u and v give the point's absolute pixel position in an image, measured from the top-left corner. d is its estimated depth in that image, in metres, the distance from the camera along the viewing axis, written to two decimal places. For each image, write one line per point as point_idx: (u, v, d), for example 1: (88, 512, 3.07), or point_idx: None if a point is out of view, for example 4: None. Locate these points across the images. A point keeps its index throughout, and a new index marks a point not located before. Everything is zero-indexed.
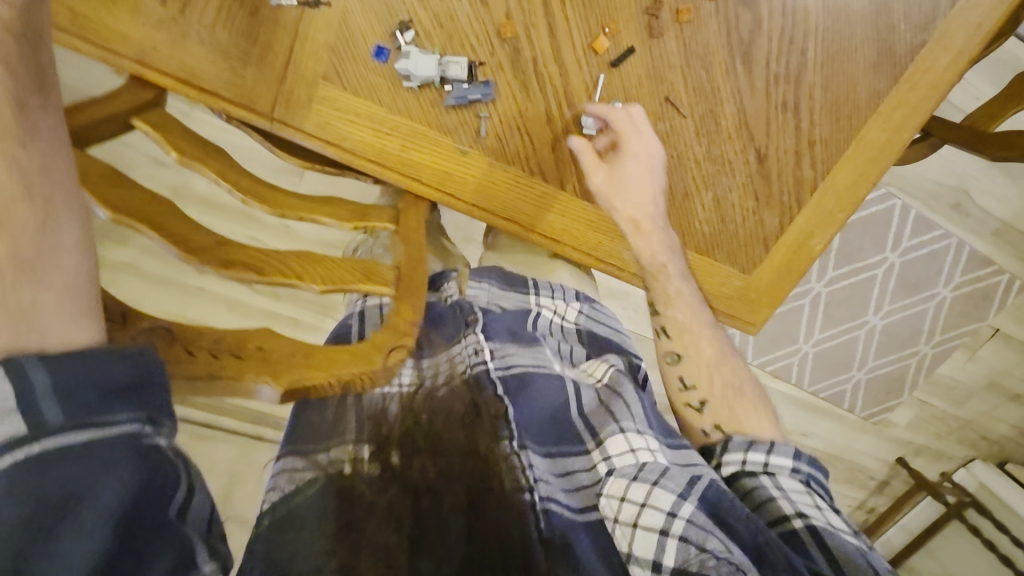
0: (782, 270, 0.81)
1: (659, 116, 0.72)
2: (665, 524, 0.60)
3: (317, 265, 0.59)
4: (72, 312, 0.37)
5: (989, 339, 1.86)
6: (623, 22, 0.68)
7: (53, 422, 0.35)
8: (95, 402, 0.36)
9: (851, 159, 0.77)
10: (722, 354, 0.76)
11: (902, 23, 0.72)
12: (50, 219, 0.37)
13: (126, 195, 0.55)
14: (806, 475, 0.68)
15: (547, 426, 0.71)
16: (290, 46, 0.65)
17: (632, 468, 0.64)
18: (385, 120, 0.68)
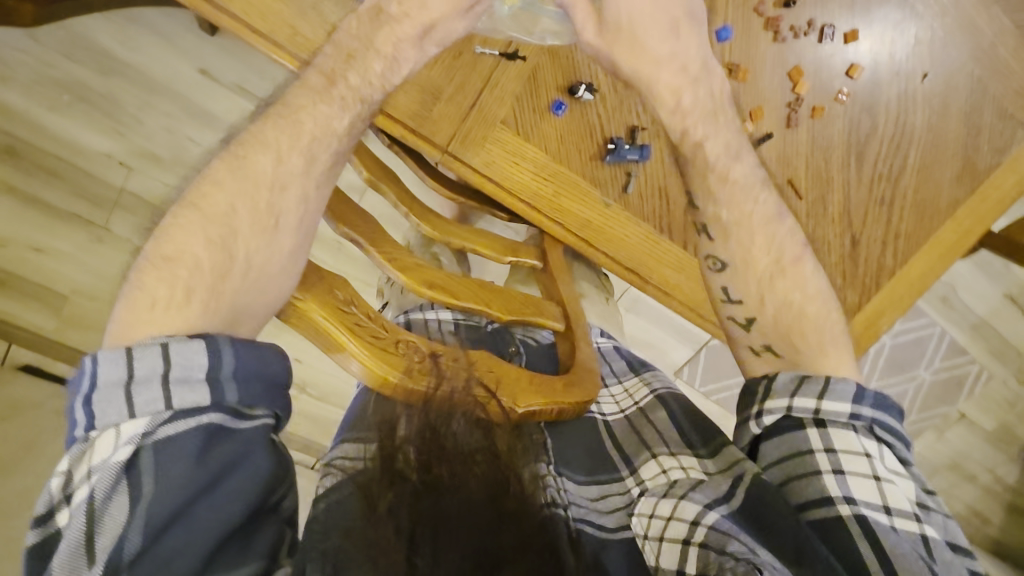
0: (853, 345, 0.85)
1: (779, 194, 0.80)
2: (687, 533, 0.58)
3: (499, 297, 0.65)
4: (258, 320, 0.53)
5: (958, 424, 1.98)
6: (767, 110, 0.77)
7: (228, 400, 0.48)
8: (258, 394, 0.50)
9: (927, 253, 0.85)
10: (822, 319, 0.68)
11: (986, 146, 0.83)
12: (284, 260, 0.54)
13: (341, 207, 0.60)
14: (869, 420, 0.63)
15: (587, 455, 0.70)
16: (481, 89, 0.71)
17: (662, 486, 0.64)
18: (546, 166, 0.74)
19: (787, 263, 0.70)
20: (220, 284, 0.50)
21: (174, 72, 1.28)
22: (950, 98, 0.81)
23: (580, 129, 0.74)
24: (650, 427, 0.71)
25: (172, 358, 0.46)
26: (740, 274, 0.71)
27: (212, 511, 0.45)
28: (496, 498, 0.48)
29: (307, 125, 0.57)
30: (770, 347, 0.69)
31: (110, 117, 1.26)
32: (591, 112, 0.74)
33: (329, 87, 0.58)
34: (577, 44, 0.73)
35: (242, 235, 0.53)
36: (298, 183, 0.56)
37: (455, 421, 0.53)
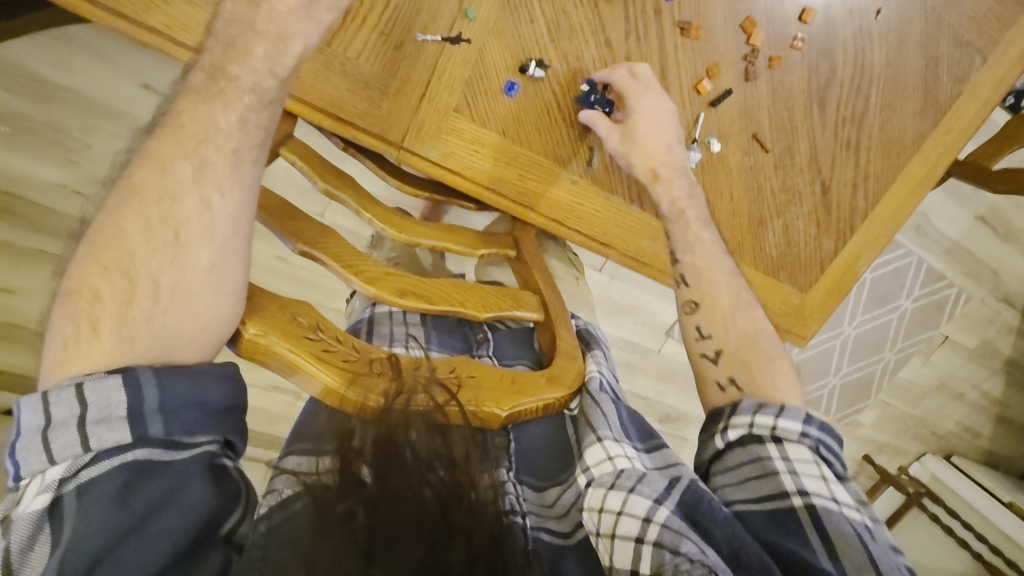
0: (832, 290, 0.86)
1: (746, 150, 0.79)
2: (639, 531, 0.54)
3: (473, 295, 0.64)
4: (198, 344, 0.46)
5: (942, 346, 2.02)
6: (724, 67, 0.75)
7: (155, 434, 0.41)
8: (195, 423, 0.43)
9: (896, 192, 0.84)
10: (740, 304, 0.73)
11: (945, 77, 0.82)
12: (205, 277, 0.46)
13: (300, 225, 0.59)
14: (817, 439, 0.63)
15: (547, 455, 0.66)
16: (428, 79, 0.68)
17: (609, 476, 0.58)
18: (506, 150, 0.72)
19: (745, 304, 0.73)
20: (127, 310, 0.43)
21: (109, 90, 1.22)
22: (907, 32, 0.80)
23: (536, 108, 0.72)
24: (596, 410, 0.65)
25: (84, 398, 0.40)
26: (711, 313, 0.73)
27: (141, 554, 0.38)
28: (460, 502, 0.46)
29: (188, 127, 0.48)
30: (735, 382, 0.68)
31: (55, 145, 1.20)
32: (544, 89, 0.71)
33: (209, 83, 0.49)
34: (521, 19, 0.69)
35: (140, 254, 0.45)
36: (194, 188, 0.47)
37: (400, 450, 0.48)
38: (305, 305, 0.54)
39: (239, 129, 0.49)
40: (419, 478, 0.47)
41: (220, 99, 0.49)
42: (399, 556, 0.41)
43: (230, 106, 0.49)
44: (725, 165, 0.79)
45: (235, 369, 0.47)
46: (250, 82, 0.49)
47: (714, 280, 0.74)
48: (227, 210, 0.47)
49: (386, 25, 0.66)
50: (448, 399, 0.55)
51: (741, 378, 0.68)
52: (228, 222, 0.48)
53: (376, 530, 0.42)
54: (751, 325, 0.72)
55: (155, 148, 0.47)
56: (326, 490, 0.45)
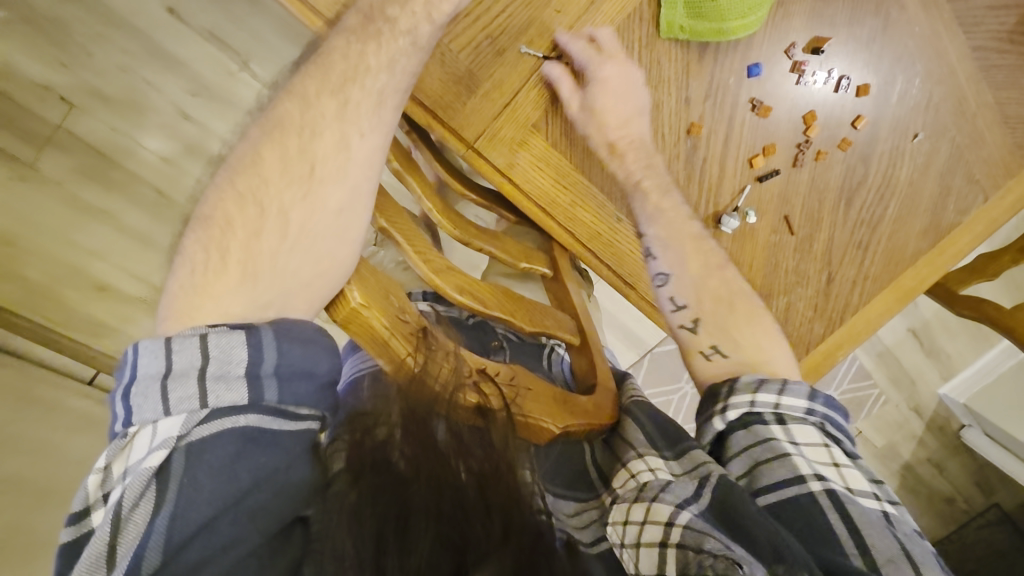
0: (810, 370, 0.91)
1: (774, 227, 0.85)
2: (662, 535, 0.59)
3: (524, 307, 0.66)
4: (310, 295, 0.50)
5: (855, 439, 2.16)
6: (778, 147, 0.81)
7: (269, 401, 0.46)
8: (303, 394, 0.48)
9: (886, 295, 0.93)
10: (722, 275, 0.75)
11: (951, 207, 0.91)
12: (331, 222, 0.52)
13: (382, 202, 0.58)
14: (822, 416, 0.66)
15: (563, 468, 0.73)
16: (518, 90, 0.70)
17: (633, 492, 0.65)
18: (567, 174, 0.74)
19: (714, 267, 0.75)
20: (255, 242, 0.49)
21: (139, 6, 1.13)
22: (932, 160, 0.88)
23: (605, 142, 0.74)
24: (621, 446, 0.72)
25: (211, 352, 0.44)
26: (681, 281, 0.75)
27: (238, 528, 0.42)
28: (485, 492, 0.47)
29: (338, 65, 0.54)
30: (718, 348, 0.71)
31: (57, 46, 1.11)
32: (621, 126, 0.75)
33: (367, 24, 0.56)
34: (617, 58, 0.72)
35: (273, 185, 0.50)
36: (335, 127, 0.53)
37: (435, 425, 0.50)
38: (396, 287, 0.55)
39: (386, 70, 0.55)
40: (442, 461, 0.47)
41: (376, 39, 0.55)
42: (414, 534, 0.43)
43: (383, 47, 0.55)
44: (753, 237, 0.84)
45: (333, 342, 0.51)
46: (405, 25, 0.56)
47: (683, 244, 0.75)
48: (360, 158, 0.53)
49: (495, 28, 0.68)
50: (494, 392, 0.57)
51: (723, 346, 0.71)
52: (359, 168, 0.53)
53: (393, 514, 0.44)
54: (725, 291, 0.75)
55: (302, 83, 0.54)
56: (351, 464, 0.46)
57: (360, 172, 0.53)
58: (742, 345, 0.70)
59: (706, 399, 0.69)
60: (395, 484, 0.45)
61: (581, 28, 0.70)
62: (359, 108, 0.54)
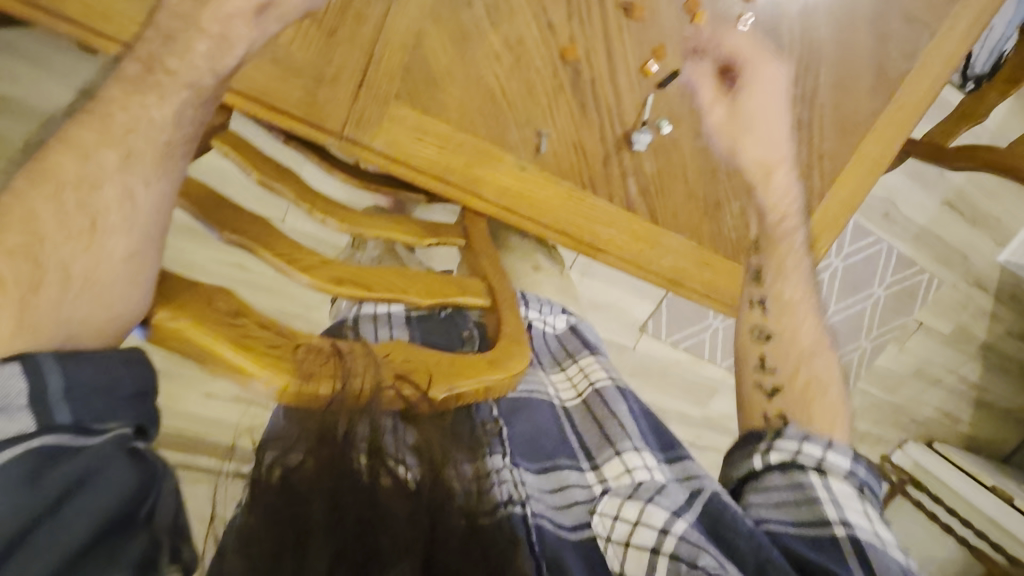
0: None
1: (696, 132, 0.80)
2: (655, 542, 0.63)
3: (418, 280, 0.61)
4: (110, 324, 0.45)
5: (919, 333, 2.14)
6: (670, 48, 0.74)
7: (60, 422, 0.40)
8: (105, 409, 0.42)
9: (852, 171, 0.87)
10: (817, 347, 0.73)
11: (895, 54, 0.82)
12: (120, 269, 0.46)
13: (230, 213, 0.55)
14: (862, 478, 0.66)
15: (545, 441, 0.76)
16: (364, 66, 0.65)
17: (627, 488, 0.69)
18: (452, 138, 0.71)
19: (808, 356, 0.72)
20: (27, 298, 0.41)
21: None
22: (853, 10, 0.79)
23: (478, 93, 0.70)
24: (613, 427, 0.76)
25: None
26: (786, 344, 0.73)
27: (58, 539, 0.37)
28: (410, 504, 0.47)
29: (118, 117, 0.48)
30: (785, 417, 0.69)
31: None
32: (487, 73, 0.69)
33: (146, 74, 0.49)
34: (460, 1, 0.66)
35: (47, 241, 0.43)
36: (117, 176, 0.47)
37: (367, 453, 0.49)
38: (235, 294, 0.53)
39: (171, 123, 0.49)
40: (355, 476, 0.47)
41: (155, 91, 0.49)
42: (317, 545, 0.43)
43: (166, 99, 0.49)
44: (677, 147, 0.80)
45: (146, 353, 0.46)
46: (188, 77, 0.50)
47: (795, 312, 0.75)
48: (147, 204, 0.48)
49: (316, 9, 0.63)
50: (414, 393, 0.55)
51: (795, 416, 0.69)
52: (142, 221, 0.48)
53: (290, 530, 0.43)
54: (822, 372, 0.72)
55: (77, 133, 0.47)
56: (254, 486, 0.46)
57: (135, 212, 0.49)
58: (811, 415, 0.69)
59: (748, 441, 0.70)
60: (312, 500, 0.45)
61: None
62: (144, 156, 0.48)
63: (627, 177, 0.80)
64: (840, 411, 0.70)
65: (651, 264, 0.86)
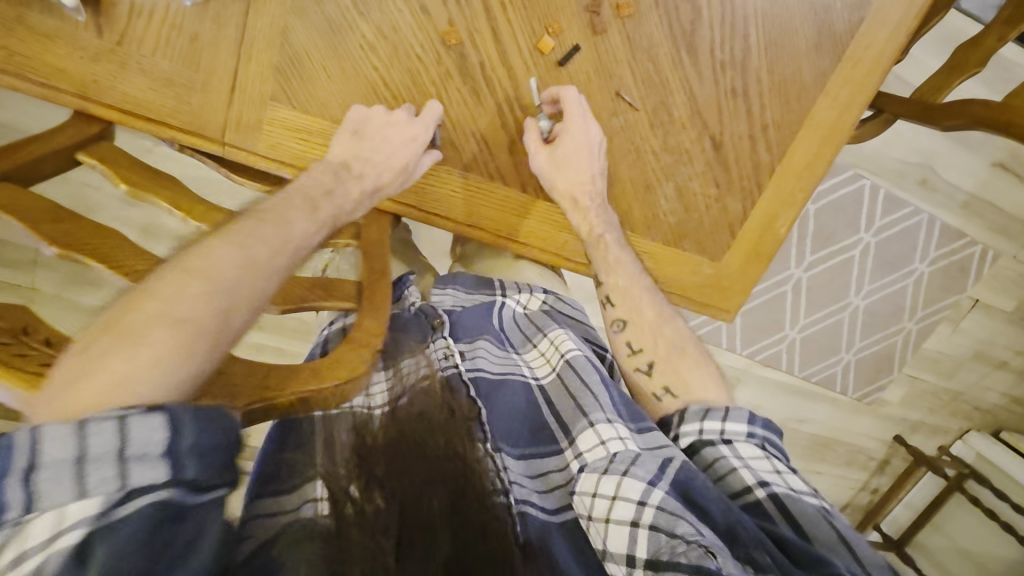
0: (750, 255, 0.83)
1: (612, 110, 0.73)
2: (634, 514, 0.62)
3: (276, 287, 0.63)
4: None
5: (972, 310, 1.94)
6: (565, 20, 0.68)
7: (163, 479, 0.43)
8: (212, 465, 0.46)
9: (803, 140, 0.78)
10: (665, 319, 0.80)
11: (838, 3, 0.73)
12: None
13: (69, 228, 0.53)
14: (763, 436, 0.74)
15: (523, 422, 0.78)
16: (234, 70, 0.64)
17: (603, 461, 0.68)
18: (339, 135, 0.68)
19: (667, 317, 0.80)
20: None
21: None
22: None
23: (359, 87, 0.67)
24: (586, 395, 0.74)
25: (88, 439, 0.40)
26: (639, 327, 0.80)
27: None
28: (427, 518, 0.55)
29: None
30: (669, 391, 0.78)
31: None
32: (363, 63, 0.66)
33: None
34: None
35: None
36: None
37: (371, 466, 0.65)
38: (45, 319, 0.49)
39: None
40: None
41: None
42: None
43: None
44: (590, 128, 0.73)
45: None
46: None
47: (638, 297, 0.79)
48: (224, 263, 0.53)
49: (174, 16, 0.61)
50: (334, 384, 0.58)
51: (674, 387, 0.78)
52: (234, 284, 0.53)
53: None
54: (679, 341, 0.81)
55: None
56: (242, 491, 0.48)
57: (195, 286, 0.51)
58: (687, 382, 0.78)
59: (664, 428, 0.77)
60: (352, 514, 0.60)
61: None
62: None
63: None
64: (714, 377, 0.79)
65: (577, 256, 0.80)
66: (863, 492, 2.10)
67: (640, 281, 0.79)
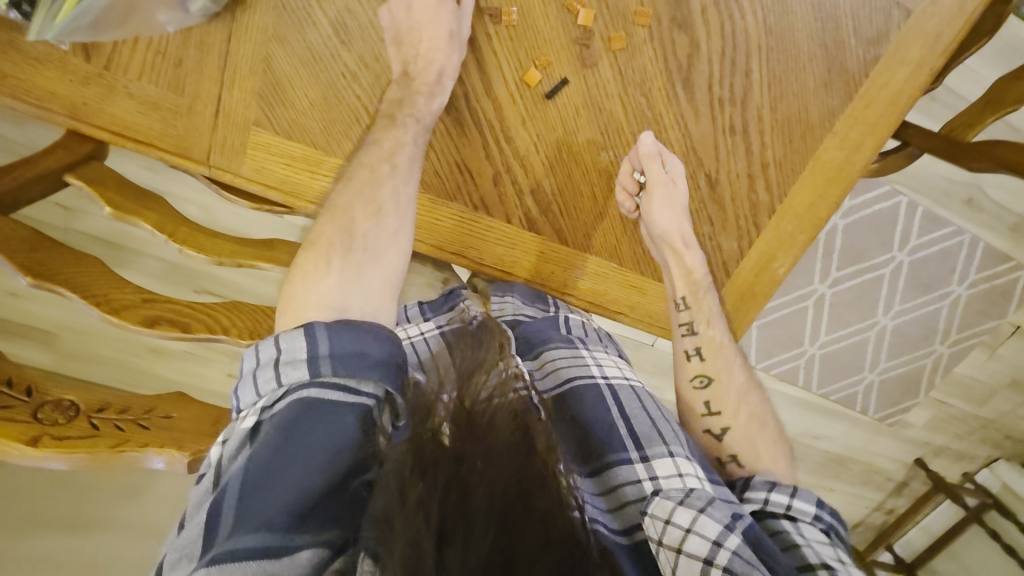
0: (744, 294, 0.77)
1: (602, 145, 0.71)
2: (709, 552, 0.56)
3: (245, 318, 0.64)
4: None
5: (1012, 337, 1.77)
6: (555, 53, 0.67)
7: (326, 375, 0.52)
8: (356, 370, 0.53)
9: (809, 179, 0.73)
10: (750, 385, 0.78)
11: (852, 39, 0.68)
12: None
13: (44, 257, 0.56)
14: (828, 524, 0.66)
15: (595, 434, 0.70)
16: (218, 95, 0.65)
17: (678, 493, 0.62)
18: (322, 161, 0.67)
19: (737, 372, 0.77)
20: None
21: None
22: None
23: (341, 115, 0.66)
24: (665, 425, 0.71)
25: (281, 345, 0.53)
26: (719, 380, 0.76)
27: None
28: (519, 504, 0.48)
29: None
30: (738, 458, 0.73)
31: None
32: (345, 92, 0.66)
33: None
34: (303, 24, 0.64)
35: None
36: None
37: (437, 422, 0.52)
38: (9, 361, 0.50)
39: None
40: (466, 470, 0.48)
41: None
42: (467, 537, 0.44)
43: None
44: (578, 162, 0.71)
45: None
46: None
47: (717, 352, 0.77)
48: (388, 198, 0.65)
49: (161, 43, 0.63)
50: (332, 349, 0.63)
51: (742, 451, 0.74)
52: (388, 200, 0.65)
53: (454, 513, 0.45)
54: (760, 408, 0.77)
55: None
56: (415, 448, 0.49)
57: (360, 201, 0.65)
58: (759, 455, 0.73)
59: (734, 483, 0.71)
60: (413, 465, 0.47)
61: (251, 12, 0.63)
62: None
63: (524, 195, 0.72)
64: (781, 447, 0.75)
65: (564, 286, 0.76)
66: (877, 513, 1.95)
67: (732, 378, 0.77)
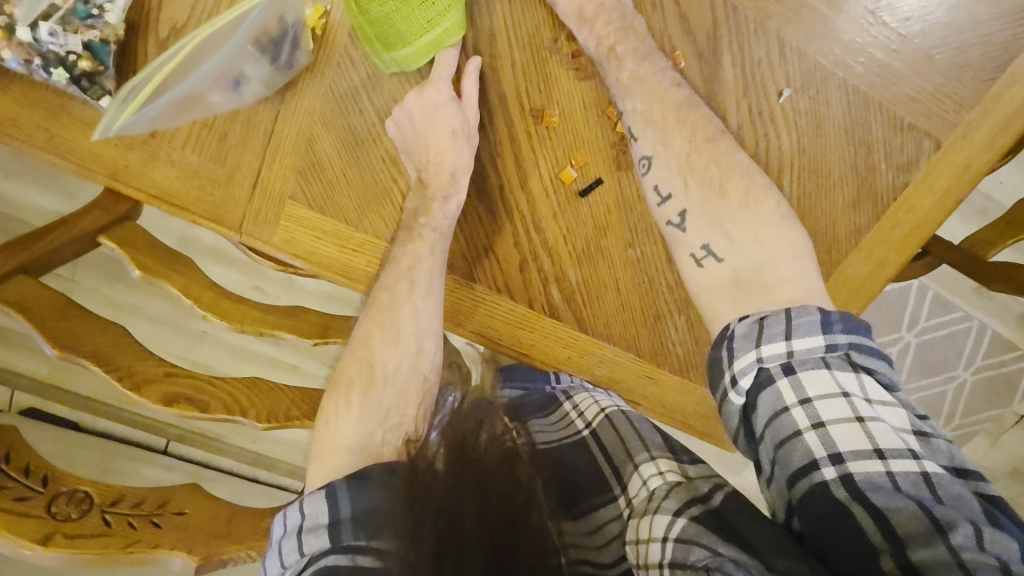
0: None
1: (630, 242, 0.71)
2: (659, 551, 0.55)
3: (263, 397, 0.64)
4: None
5: (1016, 427, 1.74)
6: (591, 154, 0.69)
7: (346, 540, 0.52)
8: (367, 528, 0.52)
9: (834, 289, 0.72)
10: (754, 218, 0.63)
11: (883, 163, 0.70)
12: None
13: (73, 325, 0.58)
14: (848, 348, 0.54)
15: (579, 475, 0.70)
16: (258, 169, 0.66)
17: (642, 504, 0.61)
18: (352, 238, 0.67)
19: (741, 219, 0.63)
20: None
21: None
22: (823, 115, 0.69)
23: (375, 196, 0.67)
24: (634, 438, 0.68)
25: (305, 511, 0.55)
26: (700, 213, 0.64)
27: None
28: (506, 521, 0.50)
29: None
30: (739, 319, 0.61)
31: None
32: (382, 175, 0.67)
33: None
34: (350, 110, 0.66)
35: None
36: None
37: (417, 482, 0.53)
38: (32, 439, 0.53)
39: None
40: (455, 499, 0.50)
41: None
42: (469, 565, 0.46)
43: None
44: (604, 257, 0.72)
45: None
46: None
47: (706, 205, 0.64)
48: (405, 318, 0.67)
49: (208, 117, 0.64)
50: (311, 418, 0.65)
51: (715, 246, 0.62)
52: (409, 324, 0.67)
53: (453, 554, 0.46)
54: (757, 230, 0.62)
55: None
56: (407, 506, 0.51)
57: (377, 329, 0.67)
58: (760, 285, 0.59)
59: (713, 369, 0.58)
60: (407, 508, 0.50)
61: (299, 93, 0.65)
62: None
63: (548, 283, 0.72)
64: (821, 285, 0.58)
65: (581, 370, 0.74)
66: None
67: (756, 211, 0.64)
